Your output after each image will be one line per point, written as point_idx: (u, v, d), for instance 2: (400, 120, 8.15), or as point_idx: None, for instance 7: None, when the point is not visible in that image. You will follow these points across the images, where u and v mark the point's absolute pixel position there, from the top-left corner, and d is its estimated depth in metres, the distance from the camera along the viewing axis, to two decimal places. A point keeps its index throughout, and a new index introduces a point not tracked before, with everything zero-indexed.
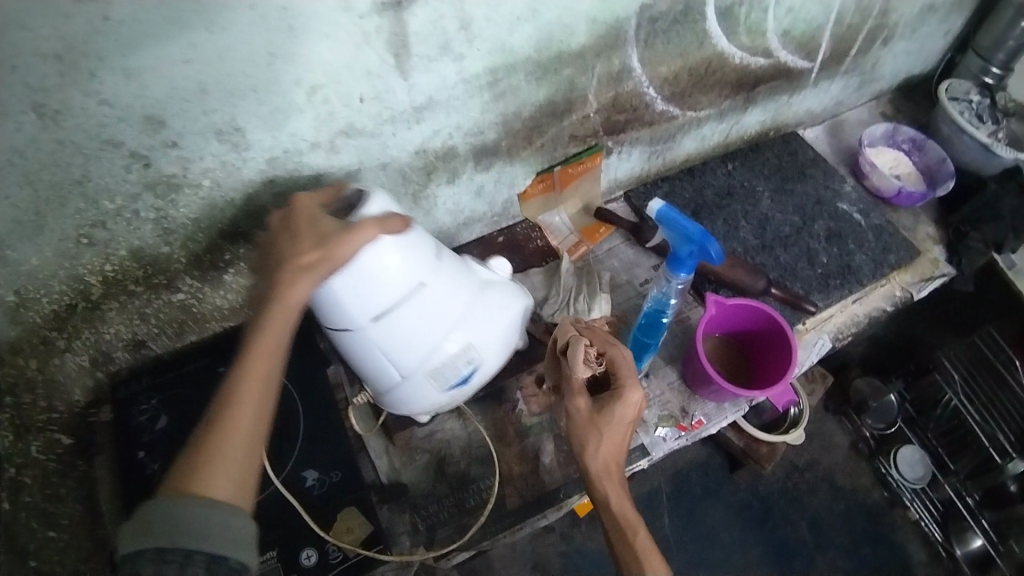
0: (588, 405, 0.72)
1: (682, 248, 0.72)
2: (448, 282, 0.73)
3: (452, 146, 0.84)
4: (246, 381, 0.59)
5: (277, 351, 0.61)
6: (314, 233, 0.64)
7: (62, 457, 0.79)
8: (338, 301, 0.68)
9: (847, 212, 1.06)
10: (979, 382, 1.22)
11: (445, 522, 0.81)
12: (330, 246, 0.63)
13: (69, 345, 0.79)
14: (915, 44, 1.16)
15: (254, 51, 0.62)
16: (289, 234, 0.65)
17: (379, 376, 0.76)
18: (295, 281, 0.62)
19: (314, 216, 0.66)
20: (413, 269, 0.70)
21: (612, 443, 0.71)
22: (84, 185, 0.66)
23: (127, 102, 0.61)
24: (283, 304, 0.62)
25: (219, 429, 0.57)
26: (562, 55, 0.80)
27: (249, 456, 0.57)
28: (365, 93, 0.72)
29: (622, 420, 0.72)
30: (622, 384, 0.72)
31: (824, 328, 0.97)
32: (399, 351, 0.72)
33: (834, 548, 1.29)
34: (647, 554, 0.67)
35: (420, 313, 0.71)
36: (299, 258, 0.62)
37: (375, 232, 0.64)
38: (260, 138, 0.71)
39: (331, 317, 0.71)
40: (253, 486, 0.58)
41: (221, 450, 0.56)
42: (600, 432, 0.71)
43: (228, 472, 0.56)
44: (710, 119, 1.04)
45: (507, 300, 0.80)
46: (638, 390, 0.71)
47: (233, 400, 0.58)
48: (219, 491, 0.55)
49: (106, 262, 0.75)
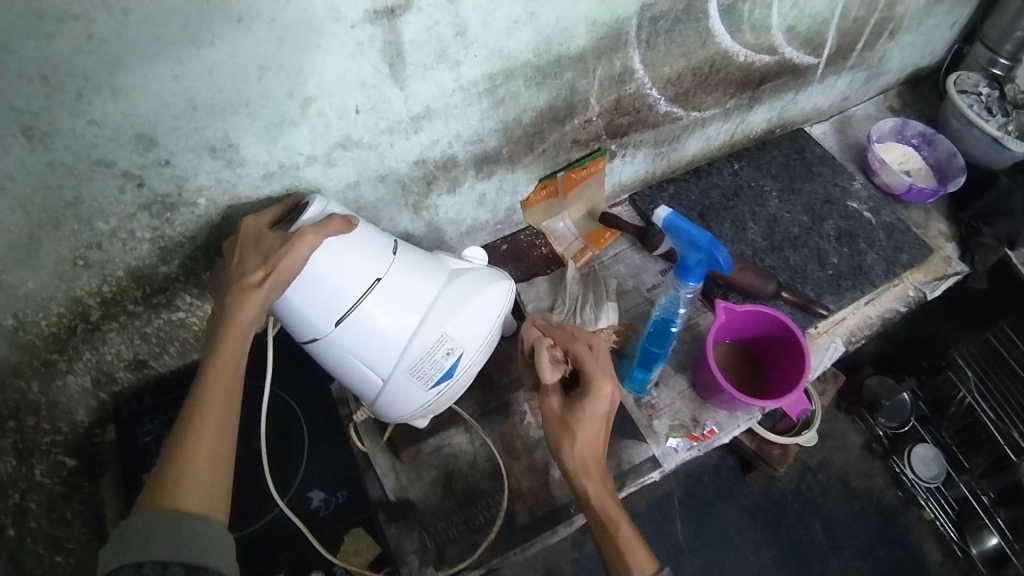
0: (558, 403, 0.72)
1: (690, 256, 0.70)
2: (409, 276, 0.70)
3: (452, 155, 0.82)
4: (208, 397, 0.60)
5: (236, 366, 0.62)
6: (260, 250, 0.64)
7: (67, 480, 0.77)
8: (298, 313, 0.67)
9: (857, 210, 1.04)
10: (993, 380, 1.19)
11: (455, 539, 0.80)
12: (274, 258, 0.62)
13: (70, 366, 0.78)
14: (922, 36, 1.13)
15: (244, 65, 0.60)
16: (237, 255, 0.66)
17: (361, 384, 0.72)
18: (243, 299, 0.62)
19: (259, 234, 0.66)
20: (365, 267, 0.67)
21: (587, 440, 0.71)
22: (77, 208, 0.65)
23: (117, 122, 0.59)
24: (234, 319, 0.62)
25: (179, 443, 0.57)
26: (562, 59, 0.78)
27: (217, 467, 0.58)
28: (360, 104, 0.70)
29: (595, 414, 0.71)
30: (588, 376, 0.71)
31: (837, 331, 0.95)
32: (371, 352, 0.68)
33: (850, 549, 1.26)
34: (632, 546, 0.66)
35: (383, 311, 0.67)
36: (248, 277, 0.63)
37: (317, 237, 0.63)
38: (254, 153, 0.69)
39: (298, 330, 0.69)
40: (224, 496, 0.58)
41: (188, 465, 0.56)
42: (573, 430, 0.71)
43: (197, 485, 0.56)
44: (714, 119, 1.01)
45: (483, 278, 0.74)
46: (608, 382, 0.70)
47: (195, 416, 0.59)
48: (191, 503, 0.55)
49: (104, 283, 0.73)
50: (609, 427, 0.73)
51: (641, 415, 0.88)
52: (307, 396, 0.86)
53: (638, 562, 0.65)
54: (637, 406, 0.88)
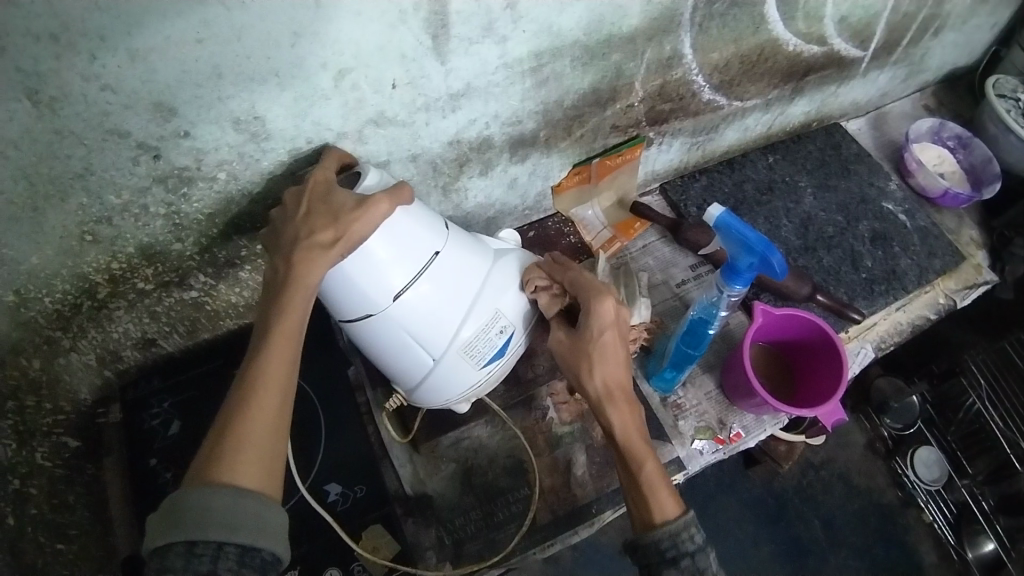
0: (565, 336, 0.70)
1: (742, 259, 0.67)
2: (464, 252, 0.68)
3: (488, 136, 0.77)
4: (271, 364, 0.55)
5: (297, 333, 0.57)
6: (329, 209, 0.59)
7: (70, 462, 0.73)
8: (352, 288, 0.63)
9: (892, 212, 1.02)
10: (1005, 386, 1.18)
11: (473, 536, 0.77)
12: (347, 221, 0.58)
13: (74, 344, 0.73)
14: (965, 35, 1.09)
15: (276, 31, 0.55)
16: (303, 208, 0.60)
17: (409, 364, 0.70)
18: (313, 261, 0.57)
19: (327, 190, 0.61)
20: (425, 240, 0.65)
21: (602, 367, 0.67)
22: (87, 178, 0.59)
23: (133, 88, 0.54)
24: (301, 283, 0.57)
25: (238, 412, 0.53)
26: (612, 39, 0.73)
27: (276, 442, 0.54)
28: (397, 78, 0.64)
29: (602, 337, 0.67)
30: (585, 302, 0.68)
31: (868, 337, 0.94)
32: (427, 330, 0.66)
33: (846, 547, 1.24)
34: (655, 484, 0.63)
35: (441, 287, 0.65)
36: (317, 236, 0.58)
37: (389, 206, 0.60)
38: (281, 127, 0.63)
39: (347, 307, 0.65)
40: (279, 475, 0.54)
41: (245, 437, 0.52)
42: (584, 358, 0.67)
43: (254, 463, 0.52)
44: (754, 110, 0.97)
45: (525, 267, 0.73)
46: (604, 303, 0.66)
47: (256, 384, 0.54)
48: (246, 481, 0.51)
49: (113, 259, 0.68)
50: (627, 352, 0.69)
51: (668, 415, 0.85)
52: (323, 384, 0.83)
53: (663, 501, 0.62)
54: (663, 406, 0.86)
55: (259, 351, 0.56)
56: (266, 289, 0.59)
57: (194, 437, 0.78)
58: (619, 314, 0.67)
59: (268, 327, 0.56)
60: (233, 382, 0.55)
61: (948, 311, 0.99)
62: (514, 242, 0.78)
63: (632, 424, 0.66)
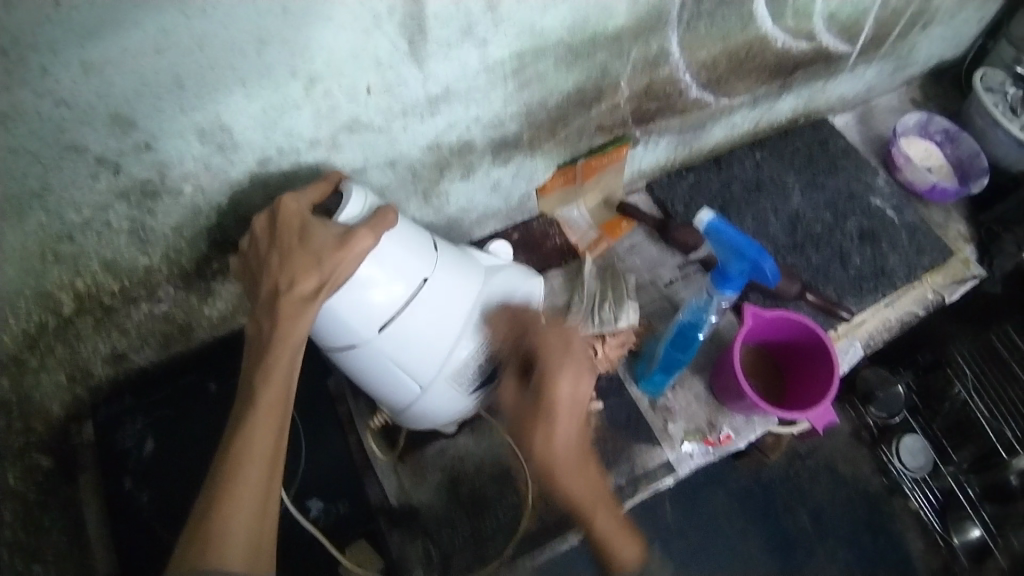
0: (514, 400, 0.67)
1: (733, 265, 0.67)
2: (454, 278, 0.65)
3: (469, 140, 0.75)
4: (258, 434, 0.54)
5: (282, 400, 0.56)
6: (309, 249, 0.57)
7: (42, 485, 0.72)
8: (337, 321, 0.60)
9: (880, 208, 1.01)
10: (990, 379, 1.15)
11: (461, 548, 0.76)
12: (330, 265, 0.56)
13: (42, 362, 0.70)
14: (952, 29, 1.08)
15: (240, 38, 0.52)
16: (281, 252, 0.58)
17: (394, 391, 0.68)
18: (297, 316, 0.56)
19: (304, 224, 0.58)
20: (412, 269, 0.62)
21: (560, 430, 0.63)
22: (45, 197, 0.56)
23: (89, 102, 0.51)
24: (285, 340, 0.56)
25: (223, 489, 0.51)
26: (597, 39, 0.71)
27: (264, 516, 0.52)
28: (373, 84, 0.61)
29: (564, 402, 0.63)
30: (544, 369, 0.64)
31: (856, 335, 0.93)
32: (413, 362, 0.64)
33: (833, 538, 1.21)
34: (613, 542, 0.61)
35: (429, 320, 0.63)
36: (298, 286, 0.56)
37: (373, 238, 0.57)
38: (250, 137, 0.61)
39: (330, 337, 0.62)
40: (266, 550, 0.52)
41: (234, 512, 0.51)
42: (539, 423, 0.63)
43: (243, 541, 0.50)
44: (742, 107, 0.96)
45: (516, 285, 0.71)
46: (567, 376, 0.63)
47: (243, 456, 0.52)
48: (234, 561, 0.49)
49: (77, 277, 0.65)
50: (580, 425, 0.64)
51: (657, 419, 0.84)
52: (304, 400, 0.80)
53: (623, 559, 0.61)
54: (652, 410, 0.85)
55: (245, 420, 0.54)
56: (249, 349, 0.59)
57: (169, 458, 0.75)
58: (577, 380, 0.64)
59: (254, 396, 0.55)
60: (217, 455, 0.54)
61: (936, 307, 0.98)
62: (506, 254, 0.74)
63: (589, 483, 0.63)
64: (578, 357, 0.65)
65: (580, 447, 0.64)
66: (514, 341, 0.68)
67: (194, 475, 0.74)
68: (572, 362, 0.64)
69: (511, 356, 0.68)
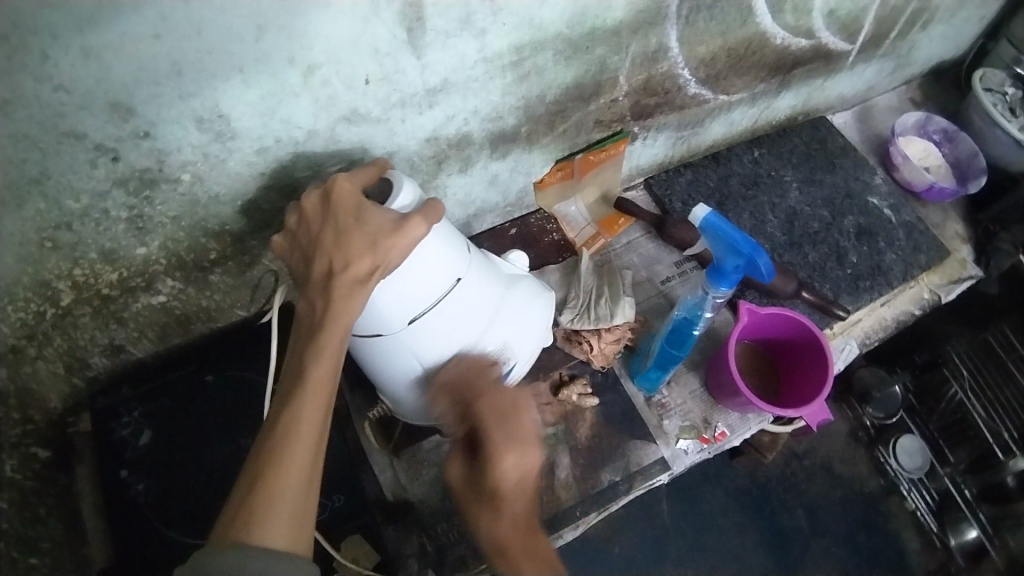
0: (465, 475, 0.66)
1: (728, 261, 0.67)
2: (480, 275, 0.66)
3: (467, 133, 0.75)
4: (307, 411, 0.52)
5: (331, 378, 0.54)
6: (365, 232, 0.56)
7: (40, 473, 0.71)
8: (373, 306, 0.60)
9: (877, 207, 1.01)
10: (987, 377, 1.17)
11: (455, 542, 0.76)
12: (385, 249, 0.55)
13: (39, 352, 0.70)
14: (952, 28, 1.08)
15: (238, 24, 0.51)
16: (334, 230, 0.57)
17: (410, 383, 0.68)
18: (352, 296, 0.55)
19: (360, 207, 0.57)
20: (451, 263, 0.62)
21: (507, 518, 0.63)
22: (43, 183, 0.56)
23: (88, 88, 0.51)
24: (337, 320, 0.55)
25: (268, 465, 0.49)
26: (596, 32, 0.71)
27: (308, 495, 0.50)
28: (371, 74, 0.61)
29: (512, 486, 0.62)
30: (490, 452, 0.62)
31: (852, 333, 0.94)
32: (438, 354, 0.65)
33: (829, 536, 1.21)
34: None
35: (459, 313, 0.64)
36: (353, 268, 0.55)
37: (426, 227, 0.57)
38: (248, 126, 0.60)
39: (360, 323, 0.62)
40: (307, 530, 0.50)
41: (280, 487, 0.49)
42: (489, 511, 0.64)
43: (285, 517, 0.48)
44: (741, 104, 0.96)
45: (535, 292, 0.74)
46: (513, 457, 0.62)
47: (289, 434, 0.51)
48: (276, 539, 0.48)
49: (75, 265, 0.64)
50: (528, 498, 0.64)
51: (652, 415, 0.84)
52: None
53: None
54: (648, 406, 0.85)
55: (294, 396, 0.53)
56: (301, 324, 0.57)
57: (166, 450, 0.75)
58: (526, 460, 0.63)
59: (304, 370, 0.54)
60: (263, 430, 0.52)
61: (932, 306, 0.99)
62: (521, 263, 0.76)
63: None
64: (526, 434, 0.63)
65: (526, 530, 0.65)
66: (462, 413, 0.66)
67: (192, 468, 0.74)
68: (519, 443, 0.63)
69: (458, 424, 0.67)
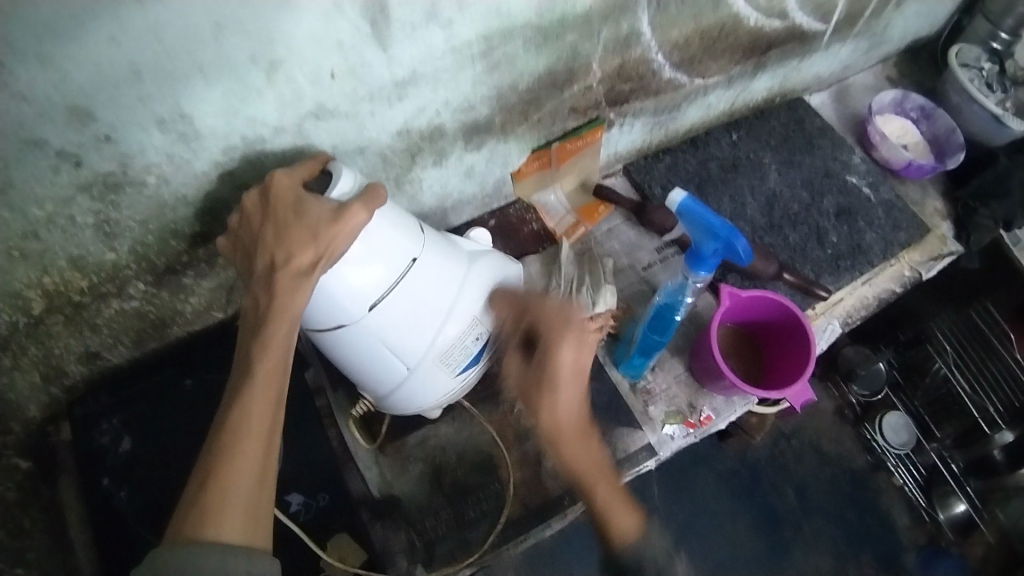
0: (520, 374, 0.68)
1: (707, 245, 0.67)
2: (441, 259, 0.65)
3: (440, 124, 0.74)
4: (255, 405, 0.53)
5: (281, 371, 0.55)
6: (304, 224, 0.55)
7: (23, 485, 0.72)
8: (324, 298, 0.59)
9: (856, 186, 1.01)
10: (971, 354, 1.14)
11: (444, 537, 0.75)
12: (326, 239, 0.55)
13: (15, 362, 0.69)
14: (927, 5, 1.08)
15: (196, 23, 0.50)
16: (275, 224, 0.56)
17: (382, 375, 0.67)
18: (295, 290, 0.55)
19: (299, 199, 0.57)
20: (403, 247, 0.61)
21: (566, 402, 0.64)
22: (6, 193, 0.55)
23: (46, 94, 0.50)
24: (282, 314, 0.55)
25: (218, 462, 0.50)
26: (566, 19, 0.70)
27: (263, 488, 0.51)
28: (336, 68, 0.60)
29: (568, 371, 0.64)
30: (547, 342, 0.65)
31: (834, 313, 0.94)
32: (403, 340, 0.64)
33: (820, 514, 1.22)
34: (612, 511, 0.63)
35: (419, 296, 0.63)
36: (294, 261, 0.55)
37: (367, 214, 0.56)
38: (212, 125, 0.59)
39: (319, 318, 0.61)
40: (265, 522, 0.52)
41: (229, 484, 0.50)
42: (546, 392, 0.64)
43: (238, 513, 0.50)
44: (717, 87, 0.95)
45: (504, 268, 0.72)
46: (569, 346, 0.64)
47: (239, 430, 0.52)
48: (231, 533, 0.49)
49: (45, 274, 0.63)
50: (583, 388, 0.65)
51: (637, 402, 0.84)
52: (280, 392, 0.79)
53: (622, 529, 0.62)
54: (632, 393, 0.85)
55: (242, 392, 0.53)
56: (247, 320, 0.57)
57: (146, 457, 0.73)
58: (583, 353, 0.65)
59: (252, 364, 0.54)
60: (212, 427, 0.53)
61: (914, 283, 0.99)
62: (484, 240, 0.74)
63: (592, 455, 0.64)
64: (582, 334, 0.66)
65: (582, 420, 0.65)
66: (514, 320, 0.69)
67: (176, 470, 0.73)
68: (579, 337, 0.66)
69: (510, 329, 0.69)
